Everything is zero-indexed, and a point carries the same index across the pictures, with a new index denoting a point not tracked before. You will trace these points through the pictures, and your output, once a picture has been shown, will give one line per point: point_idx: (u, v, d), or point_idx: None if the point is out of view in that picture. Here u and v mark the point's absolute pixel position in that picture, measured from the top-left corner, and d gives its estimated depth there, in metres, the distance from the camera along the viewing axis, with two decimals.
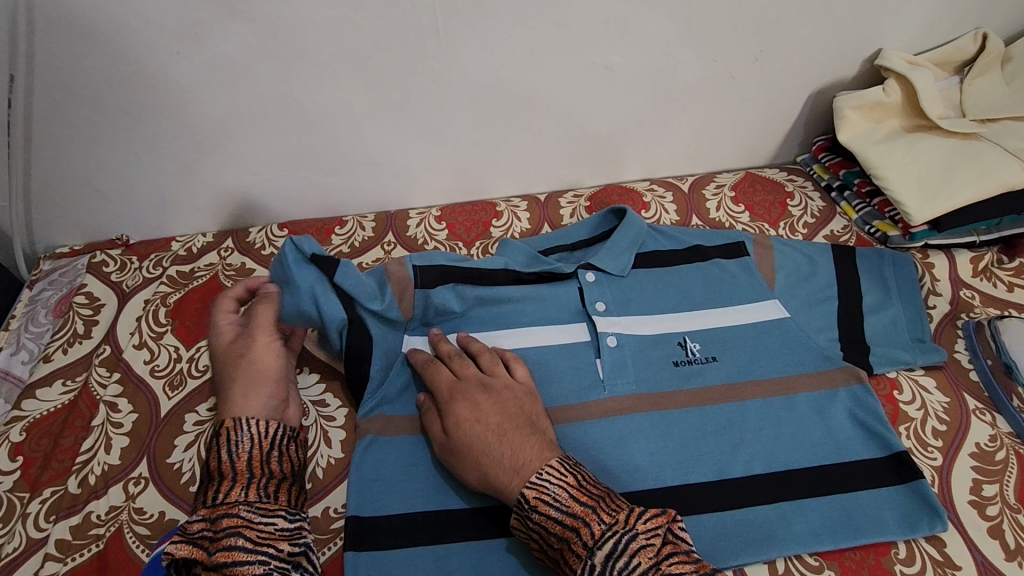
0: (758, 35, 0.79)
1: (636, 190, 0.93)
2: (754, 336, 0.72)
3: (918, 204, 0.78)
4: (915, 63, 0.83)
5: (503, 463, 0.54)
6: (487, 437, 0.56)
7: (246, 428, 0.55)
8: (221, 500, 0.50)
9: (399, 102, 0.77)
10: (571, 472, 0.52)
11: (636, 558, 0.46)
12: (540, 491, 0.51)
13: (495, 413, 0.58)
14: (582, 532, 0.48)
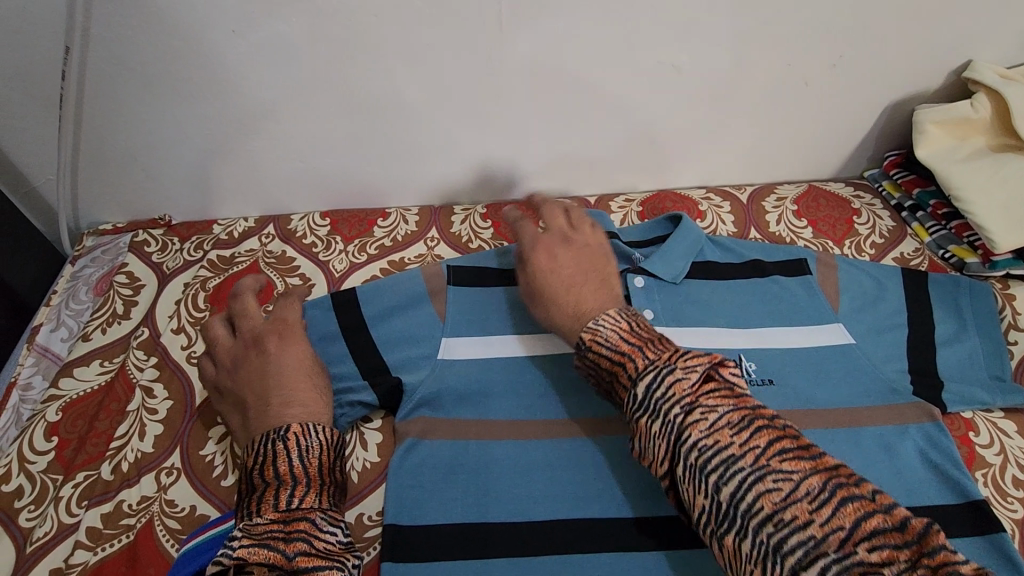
0: (838, 39, 0.74)
1: (691, 198, 0.88)
2: (816, 362, 0.68)
3: (1004, 229, 0.73)
4: (1010, 77, 0.77)
5: (568, 310, 0.58)
6: (560, 287, 0.60)
7: (315, 435, 0.53)
8: (293, 505, 0.48)
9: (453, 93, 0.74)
10: (626, 318, 0.53)
11: (671, 388, 0.45)
12: (595, 333, 0.53)
13: (569, 265, 0.62)
14: (628, 366, 0.49)
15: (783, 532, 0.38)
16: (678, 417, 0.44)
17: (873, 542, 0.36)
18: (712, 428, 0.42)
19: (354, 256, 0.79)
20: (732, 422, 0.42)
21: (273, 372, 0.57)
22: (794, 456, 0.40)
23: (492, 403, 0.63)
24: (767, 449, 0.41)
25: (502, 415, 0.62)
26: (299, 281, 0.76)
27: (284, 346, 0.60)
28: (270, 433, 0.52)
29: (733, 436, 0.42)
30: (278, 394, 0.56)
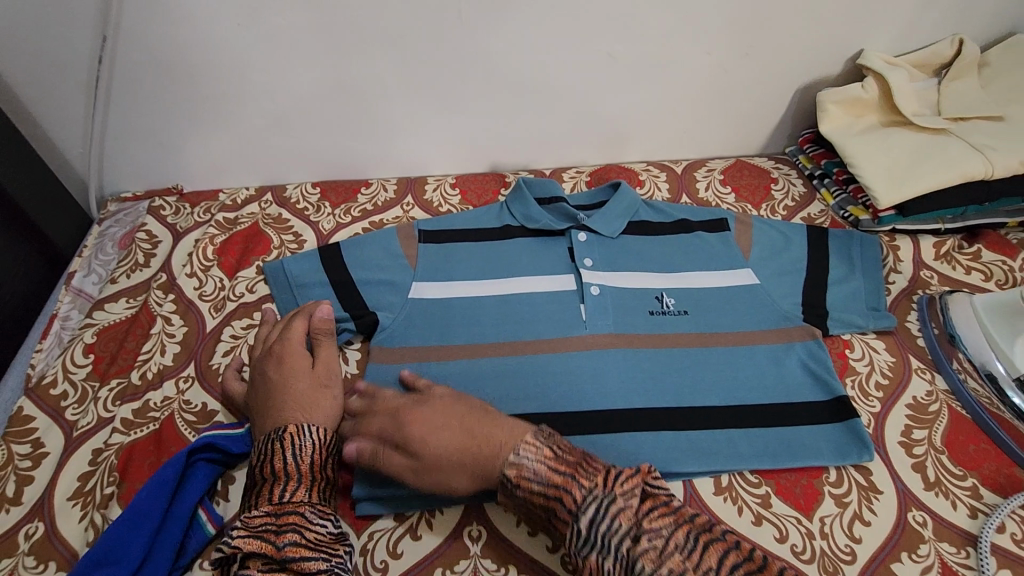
0: (747, 33, 0.88)
1: (633, 169, 1.02)
2: (724, 297, 0.82)
3: (886, 190, 0.86)
4: (895, 63, 0.91)
5: (482, 455, 0.56)
6: (455, 446, 0.57)
7: (309, 435, 0.59)
8: (285, 499, 0.55)
9: (424, 78, 0.88)
10: (547, 445, 0.54)
11: (617, 520, 0.48)
12: (520, 468, 0.53)
13: (444, 419, 0.59)
14: (564, 500, 0.50)
15: None
16: (629, 550, 0.46)
17: None
18: (663, 555, 0.45)
19: (340, 218, 0.92)
20: (681, 544, 0.46)
21: (270, 389, 0.64)
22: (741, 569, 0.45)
23: (452, 331, 0.78)
24: (718, 567, 0.45)
25: (460, 340, 0.77)
26: (292, 237, 0.89)
27: (282, 366, 0.65)
28: (268, 435, 0.59)
29: (687, 561, 0.45)
30: (271, 408, 0.62)
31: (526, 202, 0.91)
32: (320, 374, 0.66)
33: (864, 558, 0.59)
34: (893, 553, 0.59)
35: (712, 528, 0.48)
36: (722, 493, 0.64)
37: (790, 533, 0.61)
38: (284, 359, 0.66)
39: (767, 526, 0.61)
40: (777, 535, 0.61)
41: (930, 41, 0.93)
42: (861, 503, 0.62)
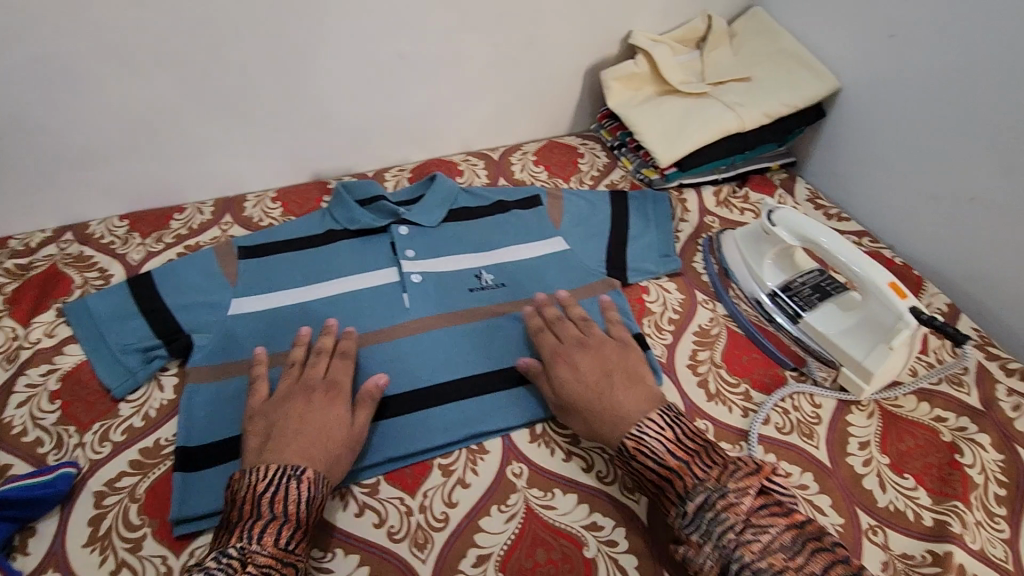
0: (524, 22, 0.98)
1: (452, 161, 1.08)
2: (537, 266, 0.89)
3: (663, 149, 0.97)
4: (659, 40, 1.04)
5: (603, 414, 0.66)
6: (588, 391, 0.69)
7: (316, 490, 0.61)
8: (290, 547, 0.57)
9: (221, 92, 0.89)
10: (667, 428, 0.63)
11: (727, 512, 0.56)
12: (638, 442, 0.63)
13: (592, 372, 0.70)
14: (676, 482, 0.59)
15: None
16: (735, 541, 0.55)
17: None
18: (765, 551, 0.54)
19: (151, 246, 0.89)
20: (786, 548, 0.54)
21: (296, 419, 0.65)
22: None
23: (278, 339, 0.78)
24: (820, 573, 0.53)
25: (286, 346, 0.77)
26: (98, 274, 0.85)
27: (317, 401, 0.67)
28: (286, 470, 0.60)
29: (789, 562, 0.53)
30: (307, 435, 0.64)
31: (348, 204, 0.94)
32: (354, 432, 0.66)
33: None
34: None
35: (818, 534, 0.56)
36: (536, 440, 0.73)
37: (596, 463, 0.71)
38: (326, 400, 0.67)
39: (576, 460, 0.71)
40: (584, 467, 0.70)
41: (685, 19, 1.07)
42: None
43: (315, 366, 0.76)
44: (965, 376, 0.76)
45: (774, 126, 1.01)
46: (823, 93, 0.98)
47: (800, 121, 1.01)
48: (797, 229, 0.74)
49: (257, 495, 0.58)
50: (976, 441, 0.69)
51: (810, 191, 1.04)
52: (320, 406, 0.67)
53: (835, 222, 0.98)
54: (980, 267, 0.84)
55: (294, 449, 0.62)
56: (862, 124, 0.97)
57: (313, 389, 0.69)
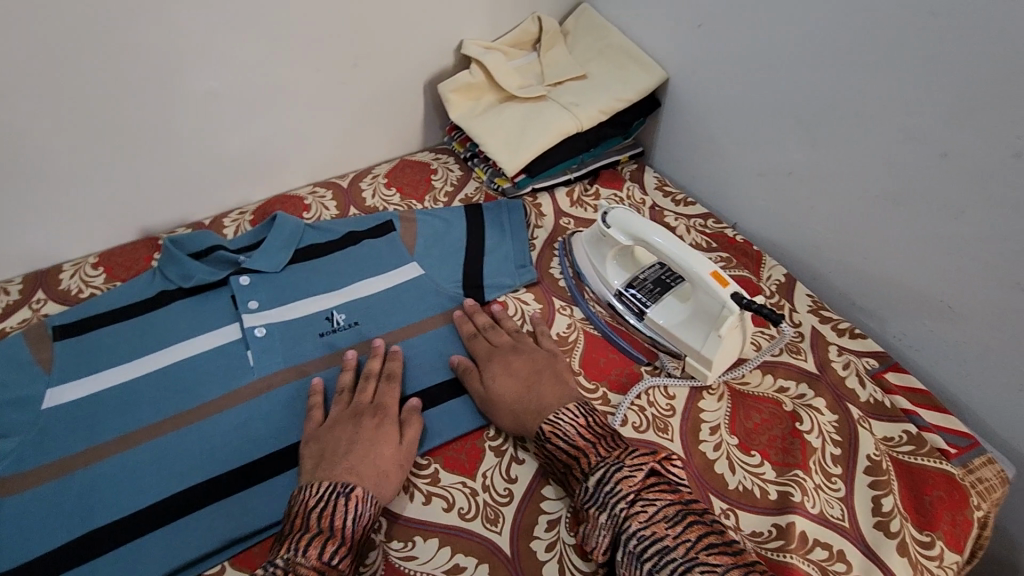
0: (343, 43, 0.94)
1: (298, 196, 1.02)
2: (392, 297, 0.86)
3: (507, 158, 0.97)
4: (491, 47, 1.03)
5: (530, 408, 0.68)
6: (520, 388, 0.71)
7: (367, 505, 0.61)
8: (332, 561, 0.56)
9: (3, 154, 0.80)
10: (583, 415, 0.66)
11: (620, 485, 0.58)
12: (555, 426, 0.65)
13: (522, 370, 0.72)
14: (582, 460, 0.62)
15: None
16: (624, 510, 0.56)
17: None
18: (649, 520, 0.55)
19: None
20: (667, 517, 0.55)
21: (357, 444, 0.65)
22: (717, 553, 0.53)
23: (101, 427, 0.71)
24: (695, 542, 0.54)
25: (112, 433, 0.70)
26: None
27: (379, 425, 0.68)
28: (335, 488, 0.60)
29: (668, 529, 0.55)
30: (343, 462, 0.63)
31: (179, 260, 0.85)
32: (404, 451, 0.67)
33: (518, 495, 0.67)
34: (542, 480, 0.68)
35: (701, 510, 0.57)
36: None
37: (457, 499, 0.67)
38: (382, 420, 0.68)
39: (437, 500, 0.67)
40: (445, 506, 0.67)
41: (517, 22, 1.07)
42: (515, 445, 0.71)
43: (146, 451, 0.69)
44: (801, 343, 0.81)
45: (613, 121, 1.03)
46: (652, 85, 1.00)
47: (636, 113, 1.04)
48: (628, 229, 0.76)
49: (312, 506, 0.59)
50: (814, 406, 0.73)
51: (658, 179, 1.07)
52: (364, 426, 0.67)
53: (682, 207, 1.01)
54: (807, 236, 0.89)
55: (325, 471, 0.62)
56: (691, 109, 1.00)
57: (377, 404, 0.70)
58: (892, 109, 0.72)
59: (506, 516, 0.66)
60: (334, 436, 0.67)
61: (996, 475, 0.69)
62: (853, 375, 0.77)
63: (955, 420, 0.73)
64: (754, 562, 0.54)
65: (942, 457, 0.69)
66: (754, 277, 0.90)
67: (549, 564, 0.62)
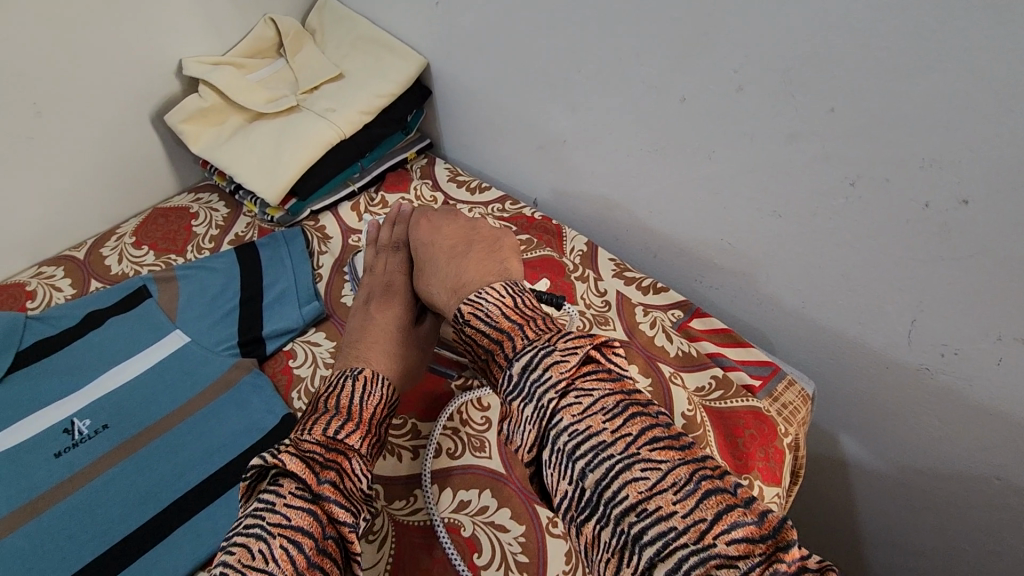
0: (14, 89, 0.76)
1: (18, 283, 0.83)
2: (151, 380, 0.72)
3: (267, 185, 0.85)
4: (219, 62, 0.90)
5: (449, 279, 0.63)
6: (446, 258, 0.66)
7: (380, 388, 0.58)
8: (338, 436, 0.52)
9: None
10: (509, 295, 0.56)
11: (550, 373, 0.46)
12: (475, 307, 0.55)
13: (451, 242, 0.68)
14: (505, 345, 0.51)
15: (642, 521, 0.41)
16: (554, 404, 0.46)
17: (728, 531, 0.40)
18: (585, 413, 0.45)
19: None
20: (606, 408, 0.45)
21: (367, 329, 0.66)
22: (664, 447, 0.43)
23: None
24: (640, 438, 0.43)
25: None
26: None
27: (383, 305, 0.68)
28: (345, 373, 0.59)
29: (606, 422, 0.44)
30: (357, 350, 0.64)
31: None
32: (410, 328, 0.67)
33: None
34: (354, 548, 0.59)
35: (644, 401, 0.47)
36: None
37: None
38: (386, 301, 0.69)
39: None
40: None
41: (247, 29, 0.94)
42: None
43: None
44: (608, 312, 0.79)
45: (382, 120, 0.94)
46: (413, 72, 0.92)
47: (406, 106, 0.95)
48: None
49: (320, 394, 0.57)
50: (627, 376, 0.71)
51: (449, 170, 1.00)
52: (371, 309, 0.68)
53: (477, 195, 0.96)
54: (596, 200, 0.87)
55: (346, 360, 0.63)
56: (459, 91, 0.94)
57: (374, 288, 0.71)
58: (626, 60, 0.71)
59: None
60: (356, 324, 0.68)
61: (798, 395, 0.71)
62: (661, 332, 0.76)
63: (756, 351, 0.74)
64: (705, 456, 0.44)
65: (748, 393, 0.70)
66: (558, 254, 0.87)
67: None
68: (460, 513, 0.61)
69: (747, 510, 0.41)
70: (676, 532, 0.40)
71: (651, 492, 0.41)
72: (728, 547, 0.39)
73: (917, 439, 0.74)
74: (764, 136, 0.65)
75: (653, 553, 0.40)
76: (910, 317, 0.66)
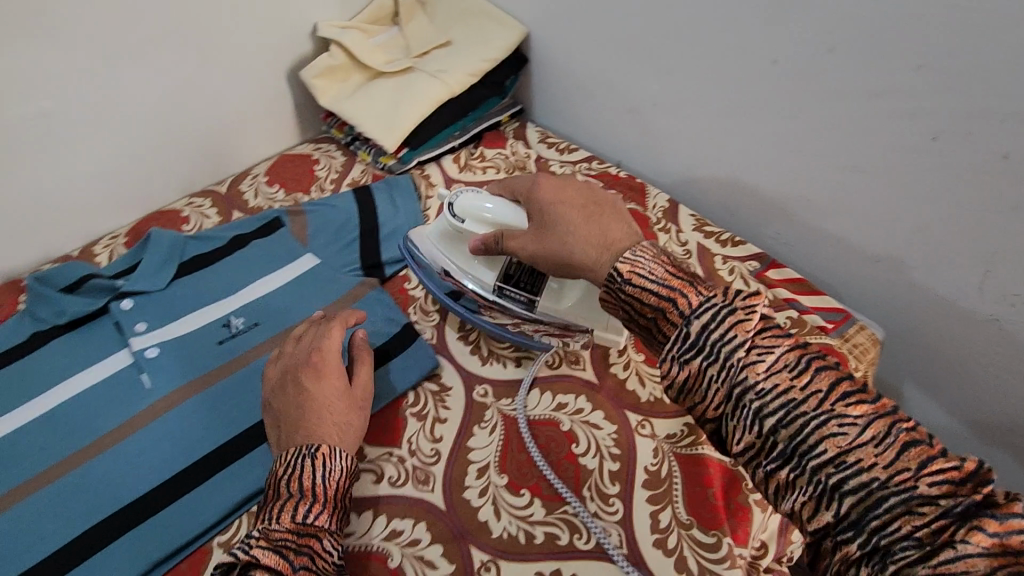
0: (186, 42, 0.89)
1: (174, 210, 0.97)
2: (290, 291, 0.84)
3: (386, 135, 0.96)
4: (347, 27, 1.01)
5: (591, 243, 0.59)
6: (579, 218, 0.61)
7: (339, 460, 0.59)
8: (308, 519, 0.55)
9: None
10: (665, 257, 0.56)
11: (734, 332, 0.49)
12: (635, 265, 0.55)
13: (580, 200, 0.63)
14: (679, 302, 0.52)
15: (842, 471, 0.43)
16: (740, 361, 0.48)
17: (929, 475, 0.42)
18: (770, 370, 0.47)
19: None
20: (790, 365, 0.47)
21: (307, 406, 0.61)
22: (857, 401, 0.45)
23: None
24: (830, 392, 0.45)
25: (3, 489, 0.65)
26: None
27: (318, 382, 0.63)
28: (303, 449, 0.58)
29: (794, 380, 0.46)
30: (306, 424, 0.60)
31: (49, 298, 0.80)
32: (354, 395, 0.65)
33: (445, 453, 0.67)
34: (468, 432, 0.68)
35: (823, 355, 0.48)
36: None
37: (386, 470, 0.66)
38: (322, 375, 0.64)
39: (365, 475, 0.65)
40: (375, 478, 0.65)
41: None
42: (436, 406, 0.71)
43: (48, 496, 0.64)
44: (691, 259, 0.86)
45: (485, 83, 1.04)
46: (516, 41, 1.01)
47: (506, 72, 1.05)
48: (485, 218, 0.69)
49: (280, 472, 0.57)
50: None
51: (540, 133, 1.09)
52: (309, 387, 0.63)
53: (566, 155, 1.04)
54: (681, 160, 0.94)
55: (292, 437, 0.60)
56: (556, 58, 1.02)
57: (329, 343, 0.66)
58: (722, 27, 0.78)
59: (437, 474, 0.65)
60: (284, 403, 0.63)
61: (869, 338, 0.77)
62: (739, 278, 0.83)
63: (829, 299, 0.80)
64: (894, 406, 0.45)
65: (821, 332, 0.76)
66: (642, 208, 0.94)
67: (484, 509, 0.62)
68: (558, 412, 0.69)
69: (947, 458, 0.42)
70: (878, 481, 0.42)
71: (851, 445, 0.43)
72: (931, 490, 0.41)
73: (984, 389, 0.79)
74: (850, 95, 0.71)
75: (854, 495, 0.43)
76: (982, 267, 0.71)
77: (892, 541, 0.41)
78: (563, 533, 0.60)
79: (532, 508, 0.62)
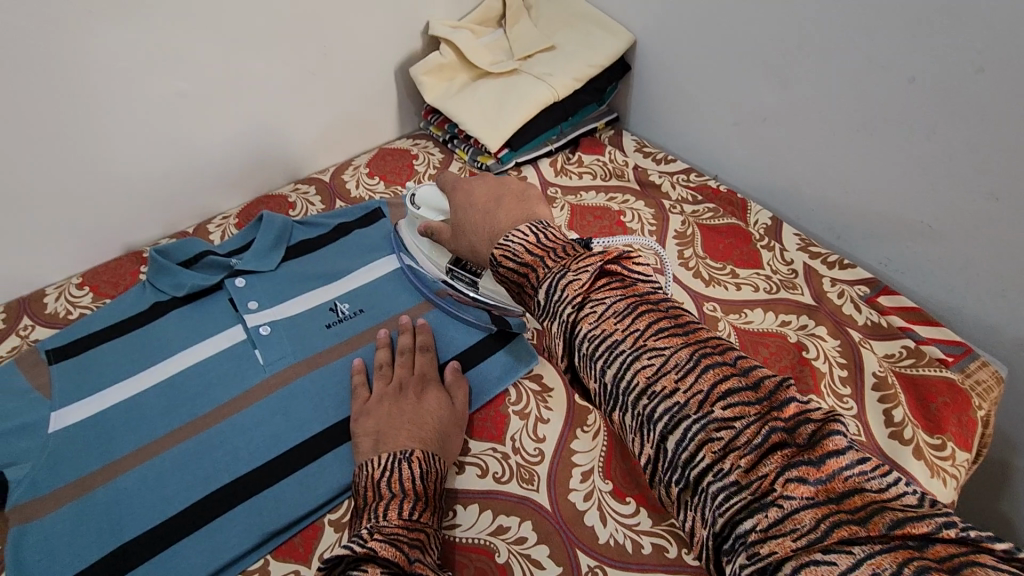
0: (312, 33, 0.93)
1: (281, 194, 1.01)
2: (393, 281, 0.85)
3: (490, 134, 0.98)
4: (457, 26, 1.04)
5: (484, 234, 0.63)
6: (478, 213, 0.65)
7: (433, 463, 0.60)
8: (414, 516, 0.54)
9: None
10: (535, 233, 0.56)
11: (566, 289, 0.49)
12: (506, 250, 0.56)
13: (484, 198, 0.66)
14: (532, 276, 0.53)
15: (654, 402, 0.43)
16: (573, 315, 0.48)
17: (729, 399, 0.41)
18: (600, 317, 0.47)
19: None
20: (617, 311, 0.47)
21: (410, 414, 0.64)
22: (669, 334, 0.45)
23: (116, 442, 0.68)
24: (646, 331, 0.46)
25: (128, 447, 0.68)
26: None
27: (421, 395, 0.67)
28: (398, 455, 0.59)
29: (617, 323, 0.47)
30: (406, 430, 0.62)
31: (168, 270, 0.82)
32: (456, 412, 0.67)
33: (549, 453, 0.67)
34: (571, 434, 0.68)
35: (664, 305, 0.48)
36: None
37: (491, 465, 0.66)
38: (426, 388, 0.68)
39: (470, 468, 0.66)
40: (480, 472, 0.65)
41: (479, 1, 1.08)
42: (538, 406, 0.71)
43: (169, 458, 0.67)
44: (797, 279, 0.84)
45: (588, 89, 1.04)
46: (623, 48, 1.01)
47: (609, 78, 1.05)
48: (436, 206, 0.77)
49: (379, 477, 0.57)
50: (817, 335, 0.76)
51: (637, 142, 1.09)
52: (418, 403, 0.66)
53: (663, 165, 1.03)
54: (786, 177, 0.92)
55: (396, 439, 0.61)
56: (662, 68, 1.02)
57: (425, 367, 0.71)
58: (856, 45, 0.76)
59: (541, 474, 0.65)
60: (385, 412, 0.65)
61: (992, 375, 0.73)
62: (849, 302, 0.80)
63: (948, 331, 0.77)
64: (713, 336, 0.45)
65: (941, 365, 0.73)
66: (742, 224, 0.93)
67: (590, 513, 0.62)
68: None
69: (747, 379, 0.42)
70: (681, 405, 0.42)
71: (660, 375, 0.43)
72: (726, 413, 0.40)
73: None
74: (1000, 120, 0.67)
75: (665, 427, 0.42)
76: None
77: (698, 471, 0.40)
78: (671, 545, 0.59)
79: (639, 517, 0.61)
